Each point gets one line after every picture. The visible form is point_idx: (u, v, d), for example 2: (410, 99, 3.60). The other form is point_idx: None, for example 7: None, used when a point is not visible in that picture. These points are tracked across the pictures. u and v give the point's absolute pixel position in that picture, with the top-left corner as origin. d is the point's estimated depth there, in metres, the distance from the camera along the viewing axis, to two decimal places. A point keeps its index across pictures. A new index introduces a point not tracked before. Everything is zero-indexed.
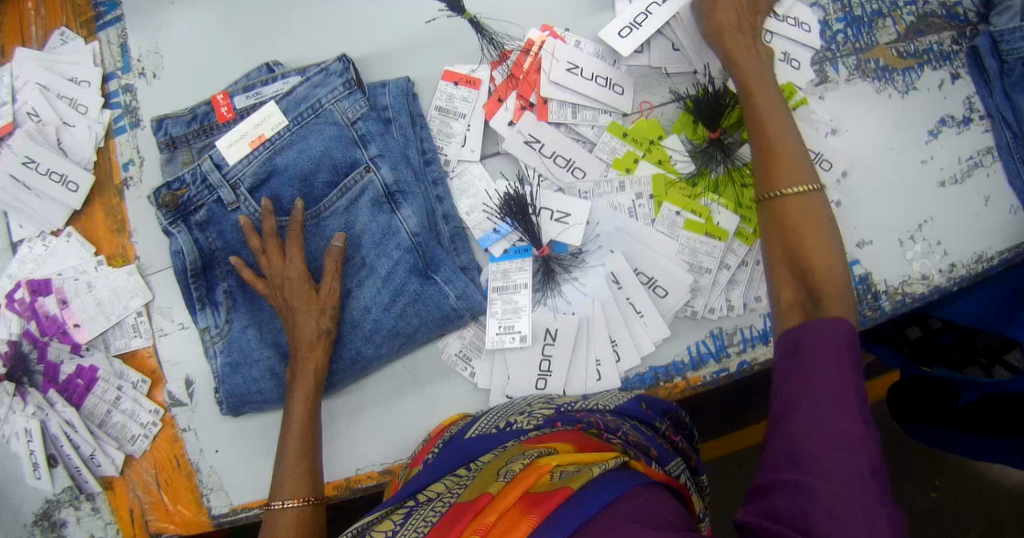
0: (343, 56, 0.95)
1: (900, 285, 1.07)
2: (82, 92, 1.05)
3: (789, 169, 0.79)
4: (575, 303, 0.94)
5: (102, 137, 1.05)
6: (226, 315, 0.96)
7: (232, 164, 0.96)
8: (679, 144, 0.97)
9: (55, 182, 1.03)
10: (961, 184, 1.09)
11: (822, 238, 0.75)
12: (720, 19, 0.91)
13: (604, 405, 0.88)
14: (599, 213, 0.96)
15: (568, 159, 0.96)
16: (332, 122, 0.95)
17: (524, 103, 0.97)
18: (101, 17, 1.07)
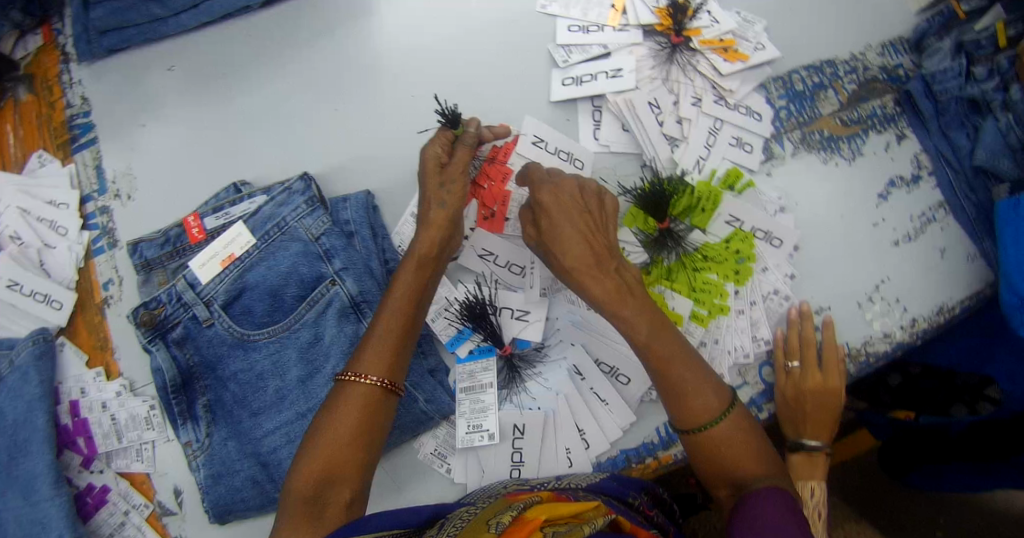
0: (304, 175, 1.02)
1: (862, 347, 1.10)
2: (61, 214, 1.10)
3: (702, 399, 0.86)
4: (539, 398, 0.97)
5: (83, 257, 1.09)
6: (206, 429, 1.01)
7: (205, 282, 1.01)
8: (630, 235, 1.02)
9: (39, 301, 1.07)
10: (916, 240, 1.13)
11: (749, 451, 0.85)
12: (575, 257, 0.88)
13: (578, 484, 0.91)
14: (556, 308, 1.00)
15: (522, 266, 1.00)
16: (297, 239, 1.01)
17: (486, 212, 1.00)
18: (76, 139, 1.12)
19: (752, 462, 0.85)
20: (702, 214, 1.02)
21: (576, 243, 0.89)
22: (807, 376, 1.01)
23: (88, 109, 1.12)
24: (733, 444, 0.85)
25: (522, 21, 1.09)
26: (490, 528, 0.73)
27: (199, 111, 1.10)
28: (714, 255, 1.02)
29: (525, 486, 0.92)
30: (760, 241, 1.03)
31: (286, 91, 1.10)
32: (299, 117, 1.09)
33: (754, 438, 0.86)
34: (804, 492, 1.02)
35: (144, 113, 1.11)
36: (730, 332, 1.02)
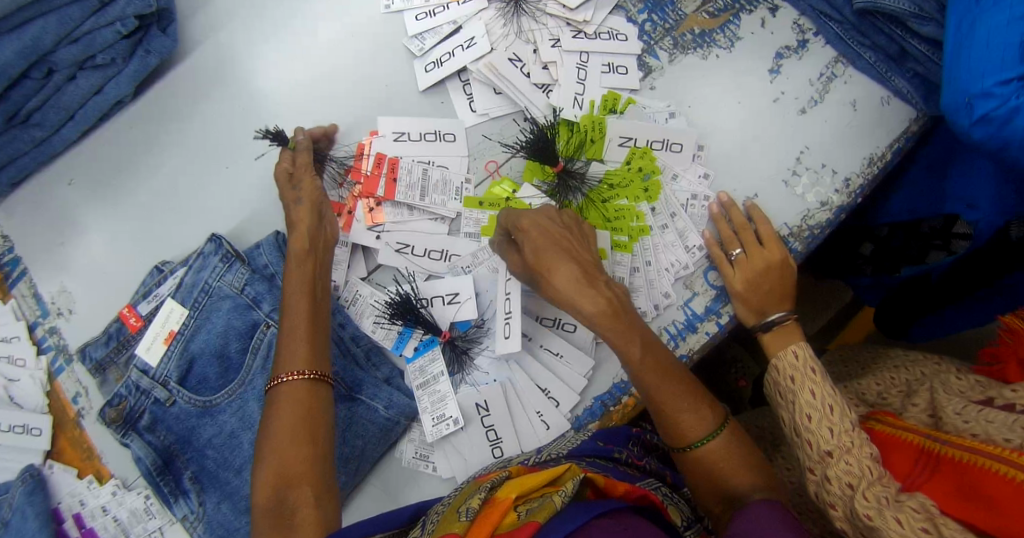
0: (213, 235, 1.06)
1: (802, 222, 1.09)
2: (16, 347, 1.14)
3: (695, 418, 0.90)
4: (492, 371, 0.99)
5: (47, 381, 1.14)
6: (198, 499, 1.02)
7: (155, 364, 1.04)
8: (534, 190, 1.02)
9: (19, 433, 1.11)
10: (823, 102, 1.11)
11: (741, 463, 0.88)
12: (563, 285, 0.87)
13: (560, 452, 0.90)
14: (483, 281, 1.00)
15: (440, 250, 1.01)
16: (224, 296, 1.05)
17: (373, 202, 1.01)
18: (9, 275, 1.17)
19: (743, 474, 0.88)
20: (594, 145, 1.03)
21: (563, 270, 0.87)
22: (749, 257, 1.01)
23: (10, 245, 1.17)
24: (724, 458, 0.89)
25: (372, 25, 1.11)
26: (459, 519, 0.73)
27: (109, 212, 1.15)
28: (618, 181, 1.02)
29: (510, 465, 0.91)
30: (659, 152, 1.03)
31: (181, 167, 1.13)
32: (198, 186, 1.12)
33: (746, 451, 0.90)
34: (789, 358, 1.07)
35: (61, 231, 1.16)
36: (661, 249, 1.03)
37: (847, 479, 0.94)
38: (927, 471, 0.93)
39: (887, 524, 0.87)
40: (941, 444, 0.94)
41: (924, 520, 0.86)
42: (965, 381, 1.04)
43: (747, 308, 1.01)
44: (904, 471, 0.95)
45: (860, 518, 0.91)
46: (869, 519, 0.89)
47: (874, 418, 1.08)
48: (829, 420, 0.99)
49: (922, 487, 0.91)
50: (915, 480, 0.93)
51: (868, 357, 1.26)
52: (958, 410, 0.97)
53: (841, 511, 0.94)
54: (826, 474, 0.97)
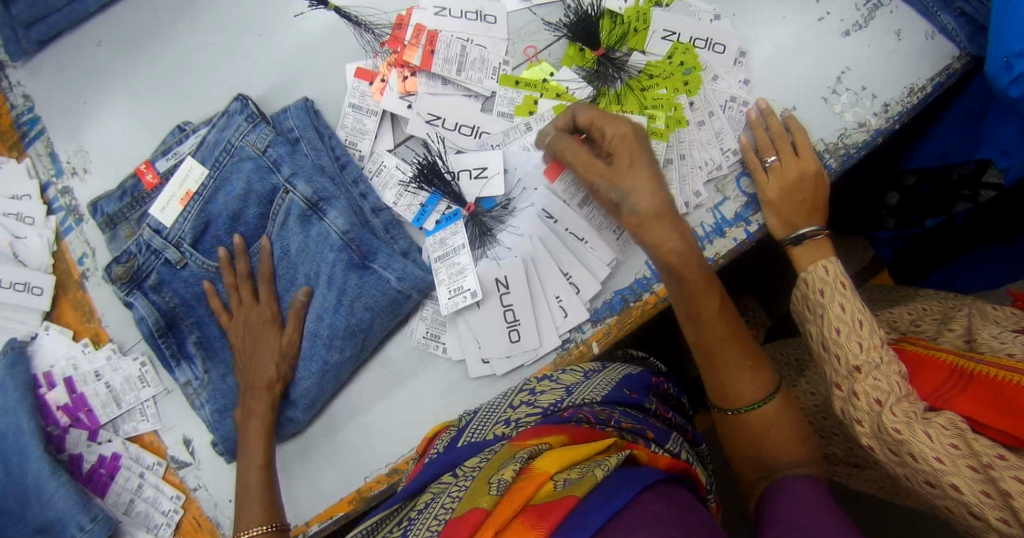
0: (240, 95, 0.99)
1: (839, 140, 1.07)
2: (26, 206, 1.11)
3: (741, 388, 0.89)
4: (514, 247, 0.96)
5: (54, 240, 1.10)
6: (203, 367, 1.00)
7: (169, 225, 0.99)
8: (572, 75, 1.00)
9: (19, 291, 1.08)
10: (866, 28, 1.09)
11: (788, 440, 0.88)
12: (640, 204, 0.84)
13: (591, 396, 0.87)
14: (513, 158, 0.98)
15: (471, 126, 0.99)
16: (246, 158, 0.98)
17: (407, 72, 0.99)
18: (26, 135, 1.13)
19: (781, 448, 0.87)
20: (637, 36, 1.02)
21: (646, 188, 0.84)
22: (785, 164, 0.97)
23: (32, 105, 1.14)
24: (764, 431, 0.88)
25: None
26: (490, 490, 0.69)
27: (132, 74, 1.12)
28: (659, 73, 1.01)
29: (533, 400, 0.88)
30: (701, 50, 1.02)
31: (212, 36, 1.10)
32: (224, 54, 1.09)
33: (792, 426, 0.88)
34: (818, 272, 1.05)
35: (83, 94, 1.13)
36: (694, 145, 1.01)
37: (875, 394, 0.91)
38: (959, 385, 0.90)
39: (916, 437, 0.84)
40: (976, 363, 0.91)
41: (954, 436, 0.82)
42: (1001, 312, 1.06)
43: (779, 220, 0.98)
44: (933, 385, 0.92)
45: (887, 433, 0.88)
46: (898, 433, 0.86)
47: (903, 340, 1.07)
48: (857, 335, 0.97)
49: (949, 401, 0.88)
50: (945, 393, 0.90)
51: (893, 297, 1.27)
52: (996, 333, 0.99)
53: (867, 426, 0.92)
54: (854, 389, 0.94)
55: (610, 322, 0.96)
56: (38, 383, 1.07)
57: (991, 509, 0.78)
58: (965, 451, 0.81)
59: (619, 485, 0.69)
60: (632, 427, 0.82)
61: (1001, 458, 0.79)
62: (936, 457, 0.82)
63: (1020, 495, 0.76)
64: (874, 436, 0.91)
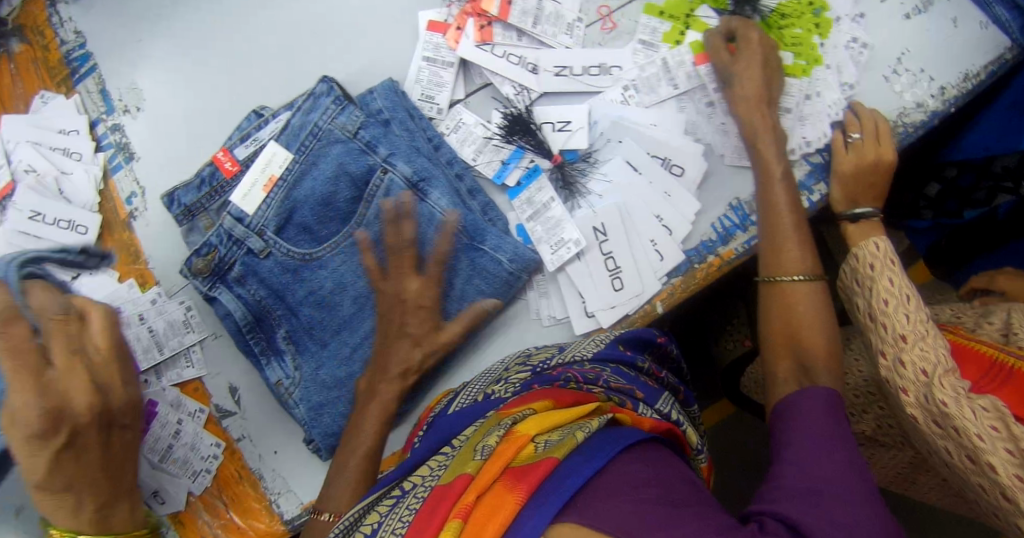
0: (325, 76, 0.96)
1: (898, 119, 1.09)
2: (74, 141, 1.08)
3: (793, 258, 0.90)
4: (605, 194, 0.97)
5: (101, 178, 1.07)
6: (294, 363, 0.96)
7: (252, 213, 0.95)
8: (711, 13, 1.01)
9: (64, 228, 1.04)
10: (926, 12, 1.10)
11: (820, 328, 0.87)
12: (742, 86, 0.94)
13: (582, 354, 0.91)
14: (597, 110, 0.99)
15: (598, 63, 0.99)
16: (335, 141, 0.95)
17: (485, 20, 0.98)
18: (76, 71, 1.10)
19: (812, 335, 0.86)
20: None
21: (754, 69, 0.93)
22: (868, 144, 0.99)
23: (83, 41, 1.11)
24: (804, 312, 0.88)
25: None
26: (475, 457, 0.70)
27: (191, 13, 1.09)
28: (792, 12, 1.02)
29: (528, 362, 0.92)
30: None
31: None
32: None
33: (824, 313, 0.87)
34: (869, 249, 1.03)
35: (139, 32, 1.10)
36: (829, 86, 1.02)
37: (923, 365, 0.93)
38: (1000, 378, 0.91)
39: (961, 412, 0.87)
40: (1015, 358, 0.92)
41: (995, 418, 0.85)
42: None
43: (845, 196, 1.01)
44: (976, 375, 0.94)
45: (933, 405, 0.91)
46: (945, 406, 0.88)
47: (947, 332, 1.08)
48: (905, 307, 0.98)
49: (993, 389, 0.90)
50: (988, 384, 0.92)
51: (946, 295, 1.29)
52: None
53: (912, 396, 0.94)
54: (900, 358, 0.95)
55: (675, 282, 0.97)
56: None
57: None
58: (1004, 434, 0.83)
59: (599, 446, 0.72)
60: (622, 387, 0.86)
61: None
62: (977, 434, 0.85)
63: None
64: (919, 407, 0.93)
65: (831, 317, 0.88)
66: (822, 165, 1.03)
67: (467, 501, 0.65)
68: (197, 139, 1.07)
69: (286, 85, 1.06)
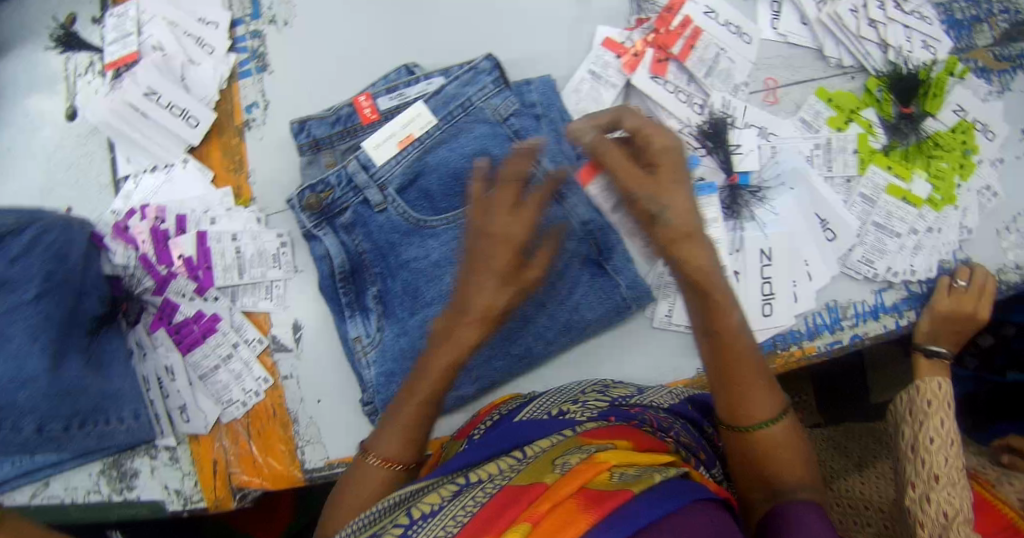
0: (490, 55, 0.96)
1: (996, 273, 1.05)
2: (210, 33, 1.05)
3: (756, 401, 0.76)
4: (768, 226, 0.97)
5: (227, 79, 1.05)
6: (377, 325, 0.95)
7: (380, 164, 0.94)
8: (873, 118, 1.03)
9: (174, 115, 1.01)
10: None
11: (795, 462, 0.77)
12: (655, 199, 0.71)
13: (658, 402, 0.89)
14: (784, 155, 0.99)
15: (760, 126, 1.00)
16: (483, 120, 0.95)
17: (664, 55, 1.00)
18: None
19: (788, 473, 0.76)
20: (933, 101, 1.05)
21: (664, 193, 0.71)
22: (966, 293, 1.02)
23: None
24: (779, 453, 0.77)
25: None
26: (552, 470, 0.65)
27: None
28: (943, 144, 1.05)
29: (605, 391, 0.90)
30: (978, 133, 1.06)
31: None
32: None
33: (795, 450, 0.77)
34: (931, 385, 1.06)
35: None
36: (948, 225, 1.04)
37: (946, 508, 0.97)
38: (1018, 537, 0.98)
39: None
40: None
41: None
42: None
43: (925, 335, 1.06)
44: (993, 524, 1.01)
45: None
46: None
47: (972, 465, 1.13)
48: (949, 451, 1.01)
49: None
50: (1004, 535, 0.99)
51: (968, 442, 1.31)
52: None
53: (925, 531, 0.98)
54: (927, 494, 0.99)
55: None
56: (165, 222, 1.00)
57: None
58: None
59: (677, 490, 0.64)
60: (690, 445, 0.84)
61: None
62: None
63: None
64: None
65: (805, 452, 0.78)
66: (920, 294, 1.05)
67: (538, 508, 0.60)
68: (337, 71, 1.05)
69: (443, 49, 1.04)
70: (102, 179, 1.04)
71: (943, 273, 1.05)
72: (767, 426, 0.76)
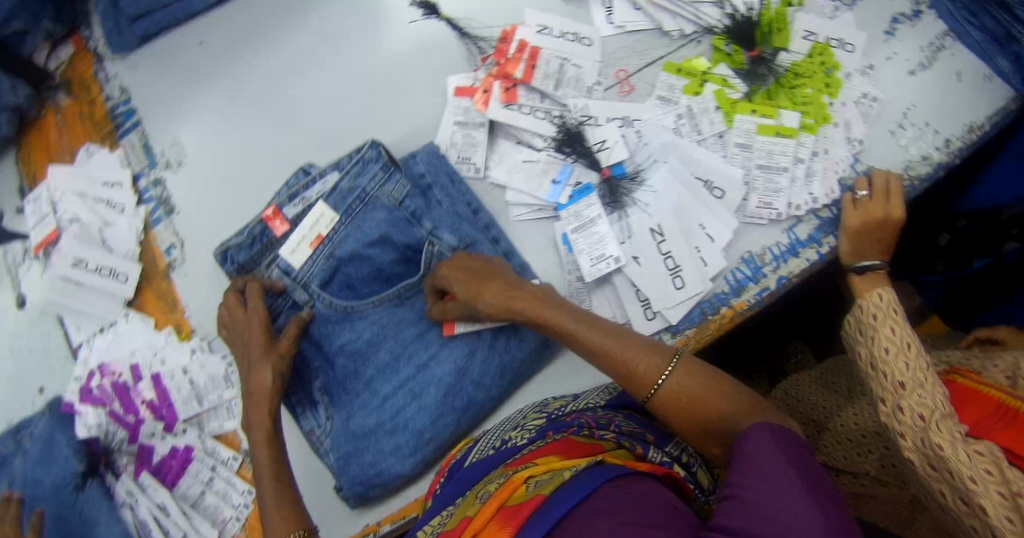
0: (373, 142, 1.01)
1: (902, 172, 1.07)
2: (117, 193, 1.13)
3: (646, 367, 0.87)
4: (652, 206, 1.02)
5: (142, 230, 1.13)
6: (326, 413, 1.04)
7: (299, 268, 1.02)
8: (726, 73, 1.06)
9: (105, 276, 1.09)
10: (931, 68, 1.09)
11: (719, 395, 0.86)
12: (464, 289, 0.94)
13: (595, 403, 0.97)
14: (648, 134, 1.04)
15: (621, 117, 1.05)
16: (381, 206, 1.01)
17: (511, 83, 1.06)
18: (121, 126, 1.16)
19: (718, 408, 0.85)
20: (779, 36, 1.07)
21: (465, 278, 0.95)
22: (874, 202, 1.02)
23: (127, 98, 1.17)
24: (696, 395, 0.86)
25: None
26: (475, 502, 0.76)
27: (231, 75, 1.14)
28: (803, 73, 1.07)
29: (546, 409, 0.97)
30: (836, 50, 1.08)
31: (314, 42, 1.13)
32: (320, 62, 1.13)
33: (709, 383, 0.87)
34: (873, 300, 1.04)
35: (183, 91, 1.15)
36: (834, 143, 1.07)
37: (920, 410, 0.94)
38: (1008, 422, 0.88)
39: (956, 456, 0.87)
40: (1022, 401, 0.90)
41: (989, 462, 0.85)
42: None
43: (849, 249, 1.04)
44: (979, 416, 0.92)
45: (930, 448, 0.91)
46: (941, 448, 0.89)
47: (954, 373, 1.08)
48: (905, 354, 0.98)
49: (993, 433, 0.88)
50: (992, 423, 0.90)
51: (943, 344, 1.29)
52: None
53: (909, 442, 0.95)
54: (898, 404, 0.96)
55: (688, 334, 1.01)
56: (124, 376, 1.08)
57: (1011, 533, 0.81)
58: (998, 478, 0.83)
59: (584, 481, 0.74)
60: (632, 431, 0.90)
61: None
62: (970, 476, 0.85)
63: None
64: (915, 450, 0.94)
65: (719, 380, 0.87)
66: (830, 220, 1.06)
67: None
68: (235, 194, 1.12)
69: (321, 141, 1.11)
70: (62, 352, 1.13)
71: (845, 190, 1.06)
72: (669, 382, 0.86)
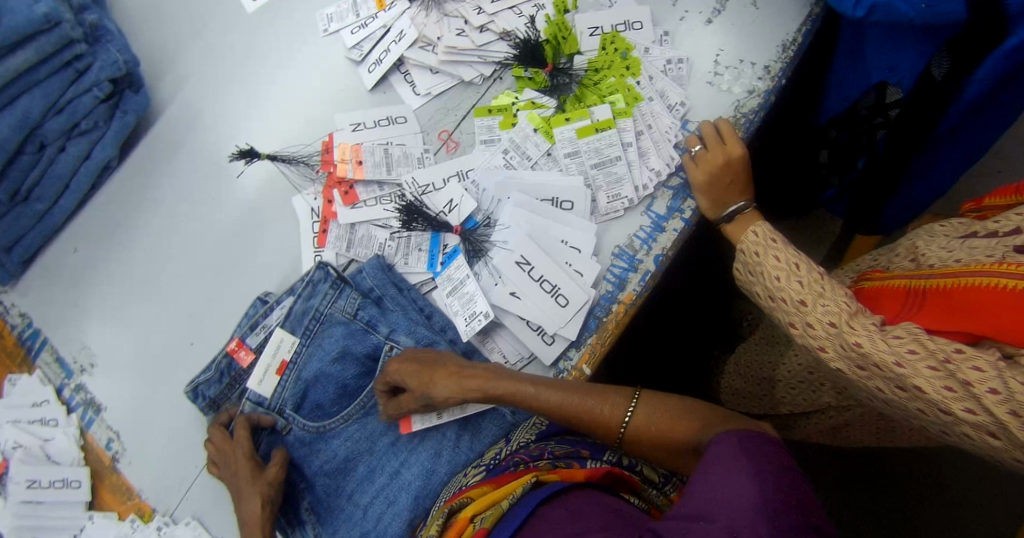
0: (320, 263, 1.08)
1: (736, 111, 1.09)
2: (47, 410, 1.19)
3: (604, 408, 0.91)
4: (509, 240, 1.06)
5: (79, 435, 1.18)
6: (315, 531, 1.06)
7: (270, 396, 1.08)
8: (533, 95, 1.13)
9: (60, 488, 1.16)
10: (726, 9, 1.13)
11: (677, 417, 0.88)
12: (412, 382, 0.97)
13: (525, 439, 0.97)
14: (482, 177, 1.10)
15: (453, 173, 1.12)
16: (337, 322, 1.08)
17: (344, 187, 1.13)
18: (31, 349, 1.22)
19: (678, 432, 0.87)
20: (567, 42, 1.13)
21: (413, 372, 0.98)
22: (709, 152, 1.04)
23: (30, 321, 1.22)
24: (656, 422, 0.89)
25: (313, 48, 1.21)
26: None
27: (109, 267, 1.20)
28: (600, 67, 1.12)
29: (484, 462, 0.98)
30: (625, 33, 1.13)
31: (171, 208, 1.19)
32: (182, 225, 1.19)
33: (667, 410, 0.89)
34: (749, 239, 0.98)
35: (74, 297, 1.21)
36: (656, 116, 1.11)
37: (829, 318, 0.83)
38: (918, 302, 0.82)
39: (876, 347, 0.77)
40: (927, 279, 0.82)
41: (910, 342, 0.75)
42: (951, 226, 0.88)
43: (709, 202, 1.05)
44: (894, 311, 0.84)
45: (851, 350, 0.80)
46: (860, 345, 0.78)
47: (863, 278, 0.97)
48: (795, 276, 0.90)
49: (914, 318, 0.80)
50: (907, 316, 0.82)
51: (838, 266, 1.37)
52: (942, 245, 0.86)
53: (832, 351, 0.83)
54: (806, 322, 0.86)
55: (592, 342, 1.03)
56: None
57: (954, 402, 0.70)
58: (922, 354, 0.73)
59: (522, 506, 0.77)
60: (566, 453, 0.91)
61: (958, 350, 0.71)
62: (894, 361, 0.74)
63: (981, 382, 0.68)
64: (841, 358, 0.82)
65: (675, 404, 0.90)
66: (683, 185, 1.09)
67: None
68: (150, 371, 1.17)
69: (208, 295, 1.17)
70: None
71: (684, 152, 1.09)
72: (628, 415, 0.90)
